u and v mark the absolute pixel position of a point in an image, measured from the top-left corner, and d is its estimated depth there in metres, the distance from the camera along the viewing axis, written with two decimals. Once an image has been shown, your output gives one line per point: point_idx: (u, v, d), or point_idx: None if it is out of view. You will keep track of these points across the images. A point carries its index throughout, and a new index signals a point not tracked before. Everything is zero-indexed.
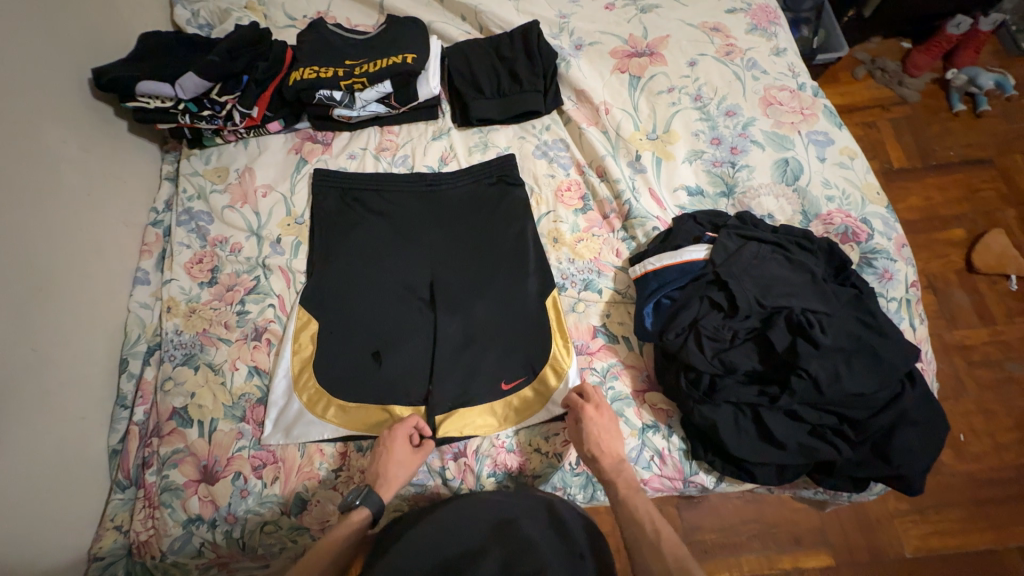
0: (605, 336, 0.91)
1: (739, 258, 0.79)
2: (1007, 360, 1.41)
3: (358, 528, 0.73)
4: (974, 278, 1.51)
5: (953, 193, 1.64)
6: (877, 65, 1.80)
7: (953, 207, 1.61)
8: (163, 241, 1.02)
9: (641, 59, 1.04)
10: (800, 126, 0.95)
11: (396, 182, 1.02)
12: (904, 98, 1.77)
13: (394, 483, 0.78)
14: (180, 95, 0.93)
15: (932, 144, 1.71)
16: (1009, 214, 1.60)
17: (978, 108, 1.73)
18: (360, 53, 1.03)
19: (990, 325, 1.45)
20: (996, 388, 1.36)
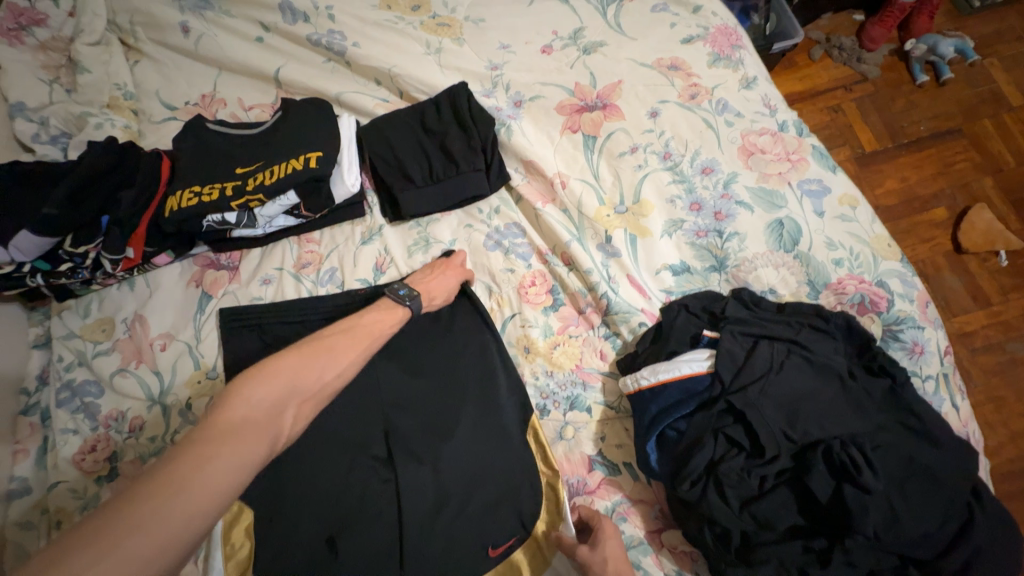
0: (603, 468, 0.76)
1: (751, 372, 0.65)
2: (1010, 341, 1.21)
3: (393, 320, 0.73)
4: (962, 258, 1.30)
5: (930, 168, 1.41)
6: (833, 42, 1.56)
7: (931, 184, 1.38)
8: (42, 430, 0.81)
9: (593, 113, 0.88)
10: (789, 176, 0.80)
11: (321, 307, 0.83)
12: (864, 75, 1.53)
13: (436, 298, 0.80)
14: (21, 258, 0.73)
15: (900, 121, 1.47)
16: (989, 181, 1.38)
17: (943, 77, 1.49)
18: (254, 156, 0.83)
19: (987, 307, 1.24)
20: (1002, 372, 1.17)
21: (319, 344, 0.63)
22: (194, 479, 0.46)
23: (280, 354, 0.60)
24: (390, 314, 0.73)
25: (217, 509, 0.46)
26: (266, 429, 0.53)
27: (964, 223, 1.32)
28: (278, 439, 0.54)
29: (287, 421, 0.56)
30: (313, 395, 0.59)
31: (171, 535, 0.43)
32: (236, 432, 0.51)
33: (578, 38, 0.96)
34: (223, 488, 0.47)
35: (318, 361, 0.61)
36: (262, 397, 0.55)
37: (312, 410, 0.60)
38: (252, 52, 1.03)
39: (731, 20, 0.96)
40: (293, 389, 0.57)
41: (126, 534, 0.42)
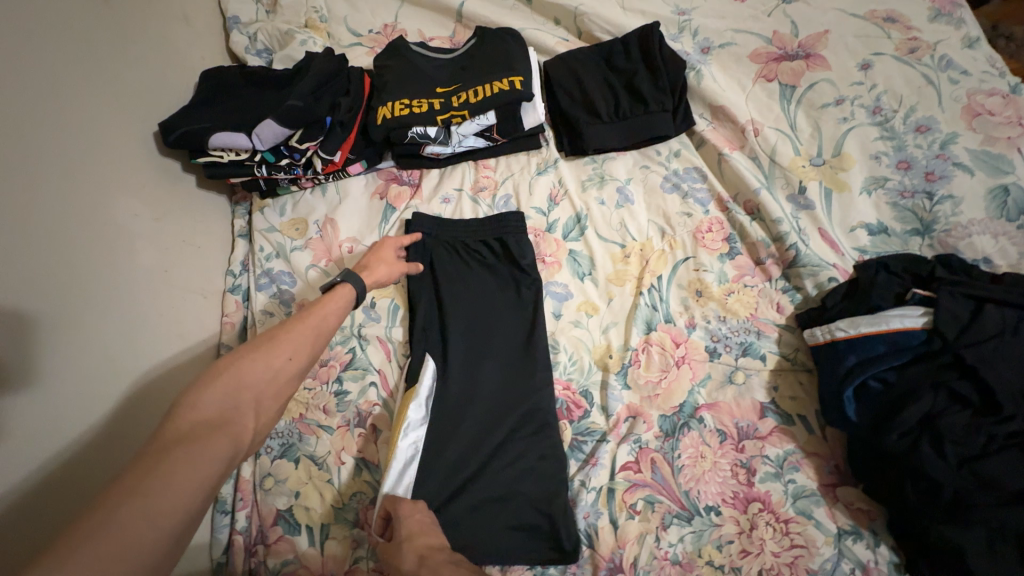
0: (776, 416, 0.75)
1: (981, 332, 0.62)
2: None
3: (346, 304, 0.72)
4: None
5: None
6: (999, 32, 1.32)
7: None
8: (244, 309, 0.90)
9: (793, 62, 0.85)
10: (1021, 141, 0.74)
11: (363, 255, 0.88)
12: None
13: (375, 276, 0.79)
14: (257, 147, 0.80)
15: None
16: None
17: None
18: (453, 78, 0.88)
19: None
20: None
21: (270, 338, 0.62)
22: (147, 485, 0.44)
23: (225, 359, 0.58)
24: (332, 298, 0.70)
25: (189, 506, 0.45)
26: (222, 430, 0.51)
27: None
28: (241, 437, 0.53)
29: (246, 420, 0.54)
30: (265, 390, 0.58)
31: (147, 536, 0.42)
32: (189, 437, 0.49)
33: None
34: (191, 487, 0.46)
35: (270, 354, 0.60)
36: (209, 402, 0.53)
37: (275, 405, 0.59)
38: None
39: None
40: (241, 384, 0.56)
41: (98, 548, 0.39)
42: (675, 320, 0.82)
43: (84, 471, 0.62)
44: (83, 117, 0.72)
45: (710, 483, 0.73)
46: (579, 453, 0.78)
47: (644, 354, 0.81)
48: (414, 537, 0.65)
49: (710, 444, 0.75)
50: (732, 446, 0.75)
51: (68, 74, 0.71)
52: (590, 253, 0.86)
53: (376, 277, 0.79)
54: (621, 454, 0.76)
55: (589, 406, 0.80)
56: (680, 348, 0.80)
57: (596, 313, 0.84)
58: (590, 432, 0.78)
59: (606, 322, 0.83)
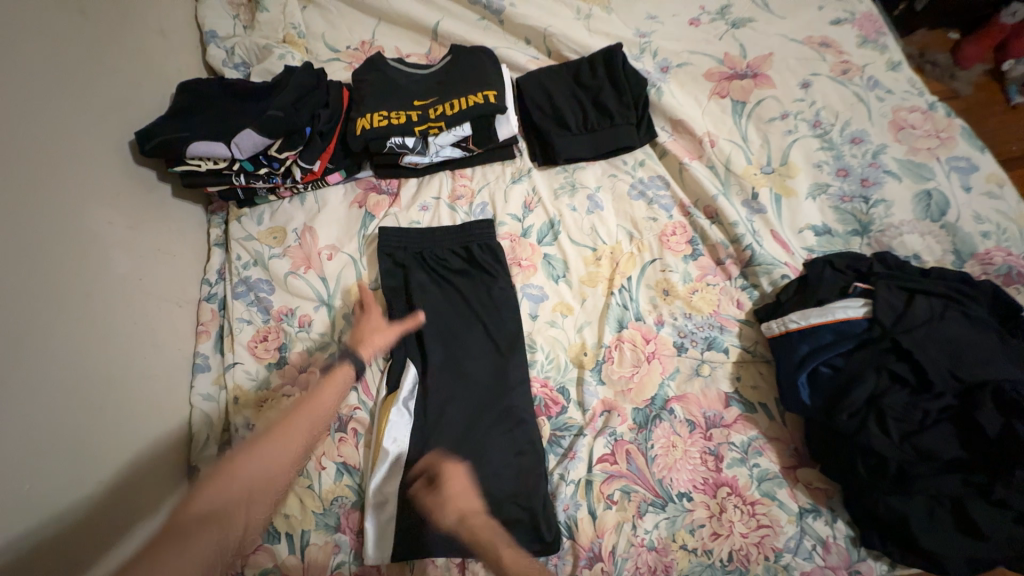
0: (739, 405, 0.80)
1: (914, 319, 0.69)
2: None
3: (343, 386, 0.75)
4: None
5: None
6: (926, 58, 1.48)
7: None
8: (221, 317, 0.89)
9: (743, 81, 0.93)
10: (938, 152, 0.84)
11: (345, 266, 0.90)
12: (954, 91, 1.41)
13: (374, 346, 0.80)
14: (236, 155, 0.81)
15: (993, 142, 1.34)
16: None
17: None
18: (430, 92, 0.92)
19: None
20: None
21: (274, 426, 0.66)
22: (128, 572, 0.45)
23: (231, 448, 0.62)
24: (332, 384, 0.74)
25: None
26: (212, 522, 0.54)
27: None
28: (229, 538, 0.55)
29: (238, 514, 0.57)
30: (257, 486, 0.61)
31: None
32: (188, 529, 0.52)
33: (726, 13, 1.02)
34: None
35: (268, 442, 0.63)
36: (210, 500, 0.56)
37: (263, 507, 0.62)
38: (413, 5, 1.10)
39: (875, 8, 1.00)
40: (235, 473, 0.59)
41: None
42: (645, 318, 0.87)
43: (55, 484, 0.61)
44: (57, 127, 0.72)
45: (681, 471, 0.77)
46: (557, 448, 0.80)
47: (617, 351, 0.85)
48: (457, 500, 0.68)
49: (681, 434, 0.79)
50: (701, 435, 0.79)
51: (43, 85, 0.71)
52: (564, 257, 0.91)
53: (375, 347, 0.80)
54: (598, 447, 0.79)
55: (566, 403, 0.83)
56: (650, 344, 0.85)
57: (570, 313, 0.88)
58: (567, 428, 0.81)
59: (580, 321, 0.87)
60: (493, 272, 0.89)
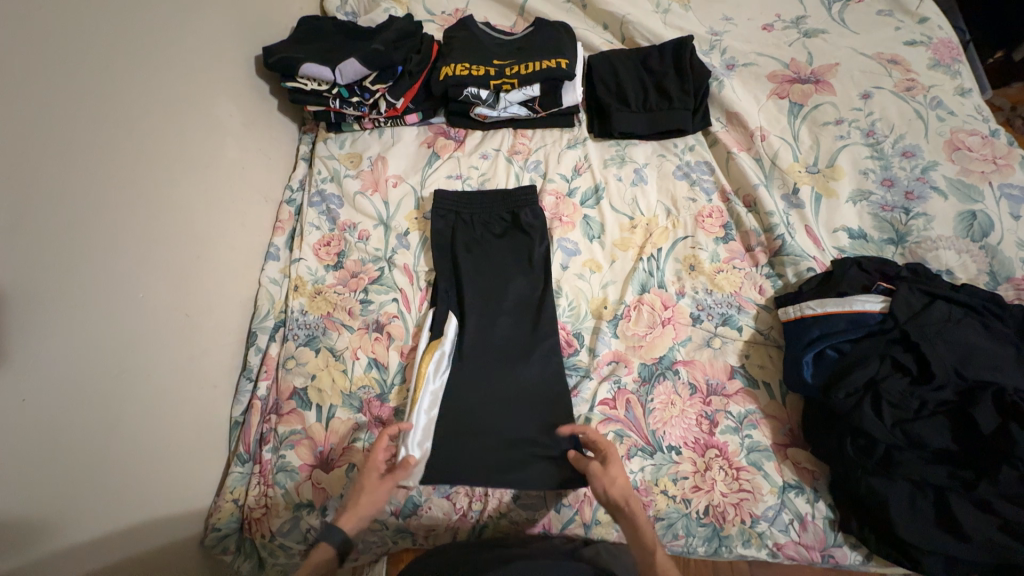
0: (743, 379, 0.84)
1: (929, 318, 0.71)
2: None
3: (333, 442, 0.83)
4: None
5: None
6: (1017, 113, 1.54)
7: None
8: (295, 220, 1.03)
9: (804, 85, 0.97)
10: (991, 177, 0.85)
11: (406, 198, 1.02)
12: None
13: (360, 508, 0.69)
14: (337, 80, 0.94)
15: None
16: None
17: None
18: (508, 54, 1.03)
19: None
20: None
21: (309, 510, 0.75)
22: None
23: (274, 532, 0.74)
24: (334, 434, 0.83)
25: None
26: None
27: None
28: None
29: None
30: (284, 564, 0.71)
31: None
32: None
33: (800, 23, 1.06)
34: None
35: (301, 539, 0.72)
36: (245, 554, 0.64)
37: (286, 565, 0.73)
38: None
39: (954, 37, 1.01)
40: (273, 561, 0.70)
41: None
42: (668, 287, 0.92)
43: (152, 310, 0.75)
44: (202, 34, 0.88)
45: (675, 427, 0.82)
46: None
47: (635, 311, 0.91)
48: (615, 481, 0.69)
49: (682, 394, 0.84)
50: (701, 399, 0.84)
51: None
52: (602, 220, 0.98)
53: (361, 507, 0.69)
54: (601, 391, 0.85)
55: (580, 347, 0.90)
56: (668, 310, 0.90)
57: (598, 271, 0.95)
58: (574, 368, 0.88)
59: (607, 279, 0.94)
60: (536, 222, 0.97)
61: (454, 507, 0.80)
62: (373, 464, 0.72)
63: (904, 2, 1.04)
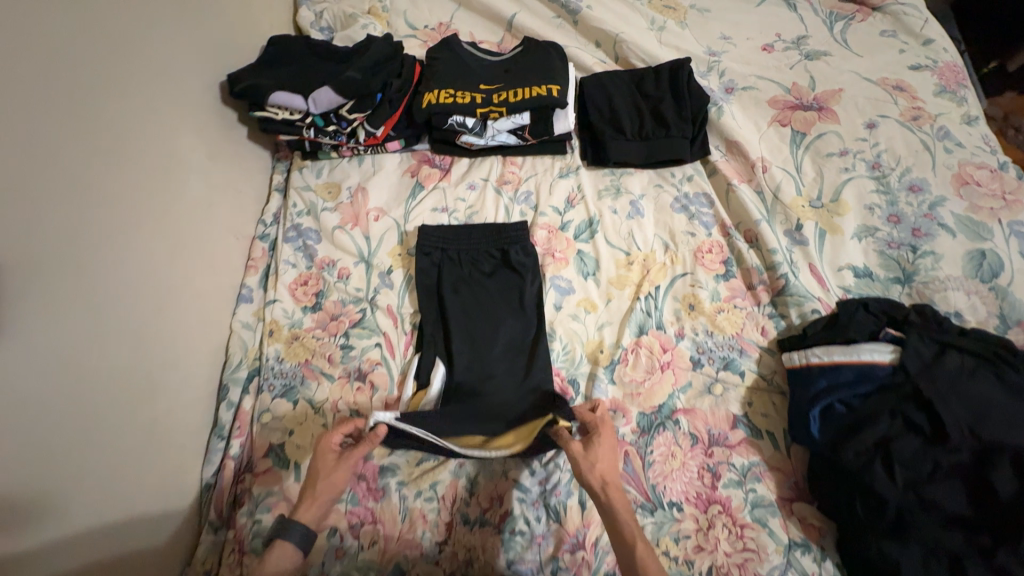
0: (746, 429, 0.80)
1: (941, 372, 0.68)
2: None
3: None
4: None
5: None
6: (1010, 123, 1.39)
7: None
8: (269, 257, 0.96)
9: (806, 112, 0.93)
10: (1000, 213, 0.81)
11: (389, 234, 0.96)
12: None
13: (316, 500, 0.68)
14: (312, 109, 0.87)
15: None
16: None
17: None
18: (495, 77, 0.96)
19: None
20: None
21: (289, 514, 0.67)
22: None
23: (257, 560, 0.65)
24: None
25: None
26: None
27: None
28: None
29: None
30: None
31: None
32: None
33: (801, 44, 1.01)
34: None
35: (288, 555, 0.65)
36: None
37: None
38: None
39: (958, 60, 0.97)
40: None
41: None
42: (666, 328, 0.88)
43: (109, 373, 0.68)
44: (162, 61, 0.80)
45: (676, 481, 0.78)
46: None
47: (632, 355, 0.86)
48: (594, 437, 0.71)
49: (682, 445, 0.80)
50: (702, 451, 0.80)
51: (159, 21, 0.80)
52: (597, 256, 0.93)
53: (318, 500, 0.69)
54: None
55: (575, 394, 0.85)
56: (667, 353, 0.86)
57: (594, 311, 0.90)
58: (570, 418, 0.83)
59: (602, 320, 0.89)
60: (529, 258, 0.92)
61: (444, 572, 0.73)
62: (327, 446, 0.71)
63: (908, 24, 1.00)
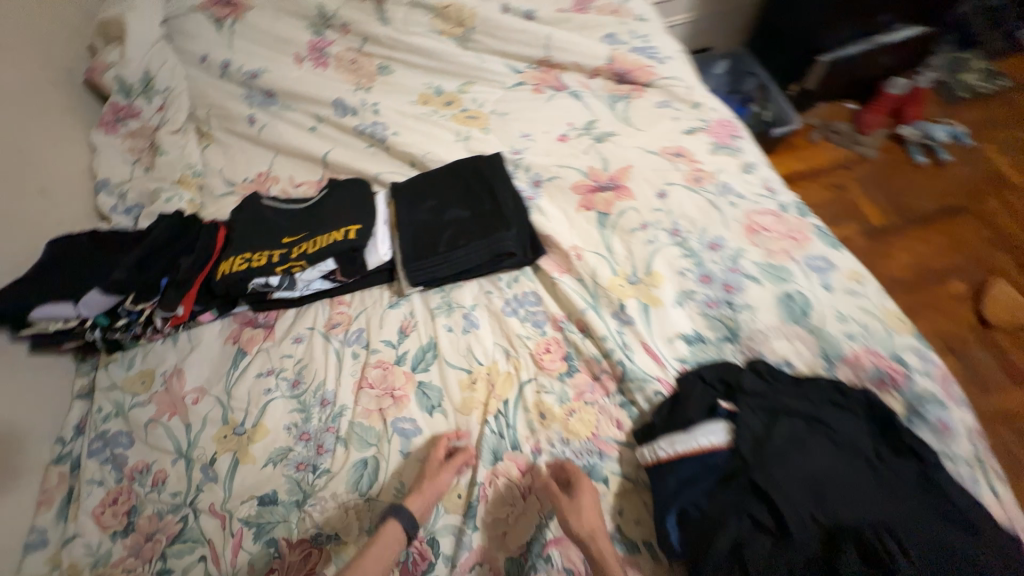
0: (621, 546, 0.73)
1: (772, 449, 0.65)
2: None
3: None
4: (990, 330, 1.49)
5: (938, 241, 1.67)
6: (830, 129, 1.94)
7: (930, 247, 1.66)
8: (70, 480, 0.83)
9: (605, 193, 0.97)
10: (794, 253, 0.85)
11: (209, 417, 0.85)
12: (863, 154, 1.88)
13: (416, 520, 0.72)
14: (86, 313, 0.85)
15: (903, 200, 1.77)
16: (960, 275, 1.61)
17: (917, 160, 1.85)
18: (299, 226, 0.95)
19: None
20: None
21: None
22: None
23: None
24: None
25: None
26: None
27: (985, 297, 1.53)
28: None
29: None
30: None
31: None
32: None
33: (591, 129, 1.08)
34: None
35: None
36: None
37: None
38: (305, 138, 1.17)
39: (729, 115, 1.08)
40: None
41: None
42: (521, 446, 0.81)
43: None
44: None
45: None
46: None
47: (491, 492, 0.78)
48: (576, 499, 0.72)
49: None
50: None
51: None
52: (440, 383, 0.87)
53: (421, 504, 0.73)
54: None
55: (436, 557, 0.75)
56: (526, 477, 0.79)
57: (445, 448, 0.82)
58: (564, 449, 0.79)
59: (455, 455, 0.81)
60: (365, 408, 0.85)
61: None
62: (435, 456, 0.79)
63: (676, 93, 1.10)
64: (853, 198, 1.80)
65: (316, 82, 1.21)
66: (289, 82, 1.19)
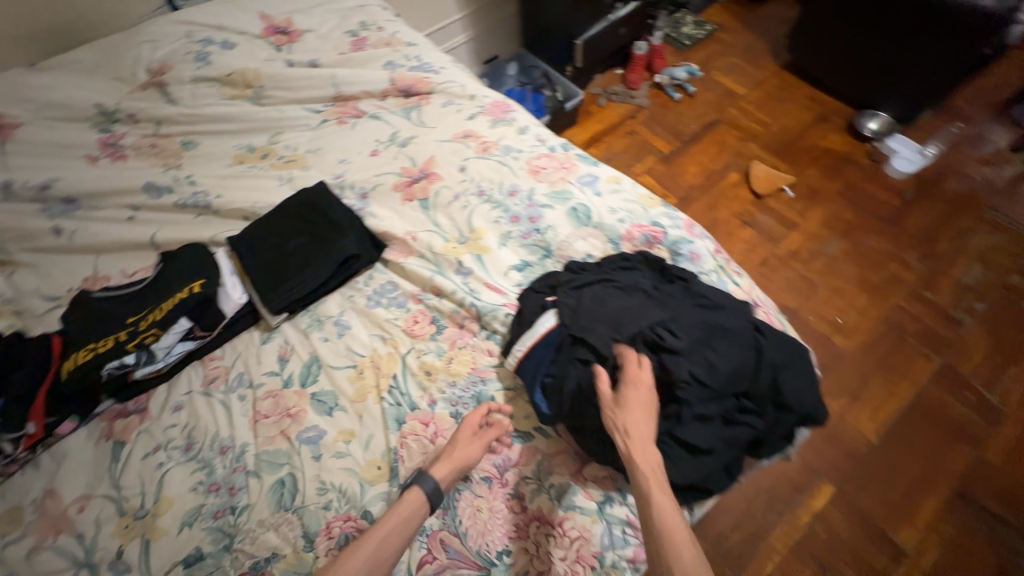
0: (519, 439, 0.87)
1: (582, 310, 0.87)
2: (800, 223, 1.90)
3: None
4: (762, 199, 1.97)
5: (710, 149, 2.15)
6: (609, 92, 2.37)
7: (706, 156, 2.13)
8: None
9: (420, 183, 1.14)
10: (568, 178, 1.10)
11: (102, 516, 0.83)
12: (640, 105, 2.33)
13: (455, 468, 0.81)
14: None
15: (677, 127, 2.24)
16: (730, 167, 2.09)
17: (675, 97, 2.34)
18: (141, 303, 0.97)
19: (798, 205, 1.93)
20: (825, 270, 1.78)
21: None
22: None
23: None
24: None
25: None
26: None
27: (751, 177, 2.02)
28: None
29: None
30: None
31: None
32: None
33: (395, 139, 1.26)
34: None
35: None
36: None
37: None
38: (124, 229, 1.16)
39: (499, 96, 1.33)
40: None
41: None
42: (419, 405, 0.92)
43: None
44: None
45: (492, 532, 0.80)
46: None
47: (404, 450, 0.88)
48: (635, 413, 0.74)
49: (483, 493, 0.83)
50: (499, 485, 0.84)
51: None
52: (331, 387, 0.95)
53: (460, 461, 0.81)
54: (415, 553, 0.79)
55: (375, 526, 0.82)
56: (430, 426, 0.90)
57: (354, 437, 0.89)
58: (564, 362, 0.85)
59: (365, 439, 0.89)
60: (266, 436, 0.90)
61: None
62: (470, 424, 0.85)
63: (453, 92, 1.32)
64: (643, 137, 2.23)
65: (119, 175, 1.21)
66: (88, 183, 1.19)
